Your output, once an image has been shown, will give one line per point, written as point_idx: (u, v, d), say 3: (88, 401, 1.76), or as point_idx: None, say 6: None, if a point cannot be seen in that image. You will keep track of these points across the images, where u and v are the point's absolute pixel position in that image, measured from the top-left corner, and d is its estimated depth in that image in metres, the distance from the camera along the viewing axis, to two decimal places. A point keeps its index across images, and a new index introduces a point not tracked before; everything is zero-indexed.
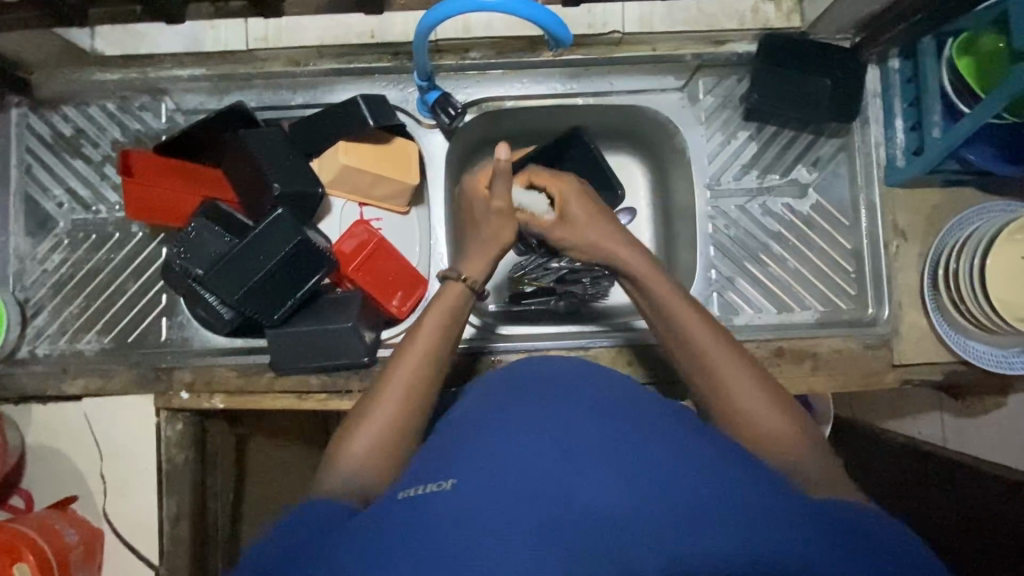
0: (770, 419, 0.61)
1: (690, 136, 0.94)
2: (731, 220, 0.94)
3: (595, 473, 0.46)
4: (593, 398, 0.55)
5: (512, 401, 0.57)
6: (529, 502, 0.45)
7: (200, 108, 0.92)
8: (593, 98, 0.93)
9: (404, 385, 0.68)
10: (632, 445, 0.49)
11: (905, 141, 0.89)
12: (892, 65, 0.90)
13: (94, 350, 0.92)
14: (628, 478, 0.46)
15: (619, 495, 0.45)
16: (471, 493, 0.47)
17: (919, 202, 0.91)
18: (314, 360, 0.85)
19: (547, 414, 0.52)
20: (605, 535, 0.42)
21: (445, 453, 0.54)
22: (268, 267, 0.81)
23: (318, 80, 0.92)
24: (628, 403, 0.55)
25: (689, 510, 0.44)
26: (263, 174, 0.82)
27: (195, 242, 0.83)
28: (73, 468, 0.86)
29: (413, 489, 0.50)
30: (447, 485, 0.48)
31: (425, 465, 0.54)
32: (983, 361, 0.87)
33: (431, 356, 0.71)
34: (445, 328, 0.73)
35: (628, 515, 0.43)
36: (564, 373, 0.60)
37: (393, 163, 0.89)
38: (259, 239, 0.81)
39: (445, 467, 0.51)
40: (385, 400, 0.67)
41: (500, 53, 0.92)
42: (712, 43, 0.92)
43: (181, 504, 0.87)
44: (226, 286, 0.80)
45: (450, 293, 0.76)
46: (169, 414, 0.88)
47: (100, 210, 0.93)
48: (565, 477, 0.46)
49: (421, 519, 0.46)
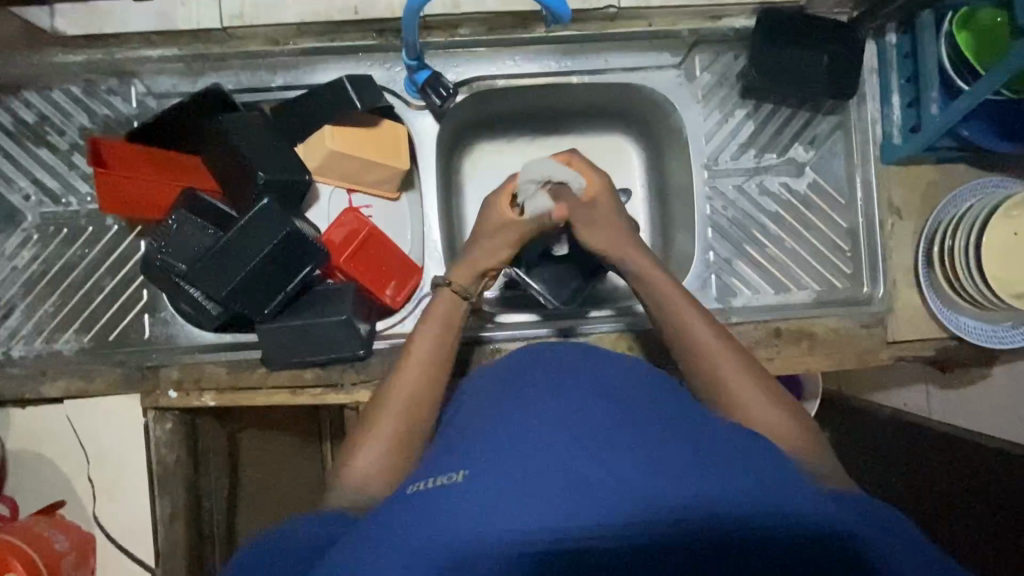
0: (780, 425, 0.60)
1: (687, 114, 0.92)
2: (728, 201, 0.93)
3: (613, 459, 0.45)
4: (601, 378, 0.55)
5: (519, 392, 0.54)
6: (547, 487, 0.44)
7: (173, 91, 0.87)
8: (588, 77, 0.90)
9: (410, 391, 0.67)
10: (649, 428, 0.48)
11: (902, 117, 0.88)
12: (889, 39, 0.89)
13: (73, 350, 0.88)
14: (645, 461, 0.45)
15: (634, 478, 0.44)
16: (487, 481, 0.45)
17: (914, 180, 0.90)
18: (308, 354, 0.82)
19: (557, 401, 0.51)
20: (621, 518, 0.42)
21: (453, 445, 0.52)
22: (256, 260, 0.77)
23: (298, 60, 0.87)
24: (634, 384, 0.55)
25: (703, 490, 0.44)
26: (245, 162, 0.78)
27: (175, 238, 0.78)
28: (59, 472, 0.83)
29: (423, 482, 0.48)
30: (458, 477, 0.46)
31: (435, 460, 0.52)
32: (973, 336, 0.88)
33: (433, 360, 0.70)
34: (441, 336, 0.72)
35: (648, 499, 0.43)
36: (569, 359, 0.58)
37: (381, 147, 0.85)
38: (246, 232, 0.77)
39: (456, 458, 0.49)
40: (386, 410, 0.65)
41: (491, 30, 0.88)
42: (709, 18, 0.90)
43: (175, 504, 0.85)
44: (213, 282, 0.77)
45: (443, 302, 0.76)
46: (156, 413, 0.85)
47: (71, 202, 0.88)
48: (582, 462, 0.45)
49: (436, 510, 0.44)
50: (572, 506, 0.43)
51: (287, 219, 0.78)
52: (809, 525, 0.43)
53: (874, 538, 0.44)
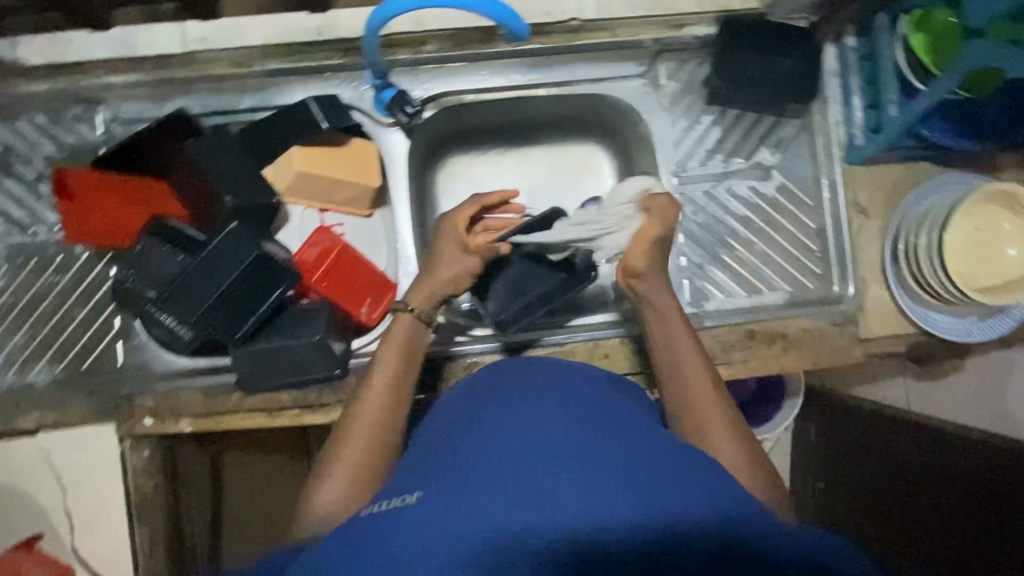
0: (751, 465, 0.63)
1: (654, 122, 0.93)
2: (698, 206, 0.94)
3: (560, 480, 0.45)
4: (562, 393, 0.55)
5: (478, 415, 0.55)
6: (494, 509, 0.44)
7: (139, 116, 0.86)
8: (556, 89, 0.92)
9: (374, 419, 0.68)
10: (601, 444, 0.48)
11: (864, 118, 0.90)
12: (848, 42, 0.90)
13: (46, 381, 0.87)
14: (593, 479, 0.45)
15: (587, 498, 0.44)
16: (438, 503, 0.45)
17: (879, 179, 0.92)
18: (281, 375, 0.82)
19: (513, 421, 0.51)
20: (573, 537, 0.42)
21: (414, 468, 0.52)
22: (227, 284, 0.78)
23: (266, 81, 0.87)
24: (594, 399, 0.55)
25: (651, 508, 0.44)
26: (212, 186, 0.78)
27: (144, 263, 0.79)
28: (34, 506, 0.82)
29: (378, 505, 0.49)
30: (413, 499, 0.47)
31: (395, 482, 0.52)
32: (942, 331, 0.89)
33: (393, 386, 0.71)
34: (402, 361, 0.73)
35: (599, 519, 0.43)
36: (533, 376, 0.58)
37: (351, 165, 0.86)
38: (216, 257, 0.78)
39: (413, 481, 0.49)
40: (351, 438, 0.67)
41: (456, 45, 0.89)
42: (671, 27, 0.91)
43: (155, 531, 0.84)
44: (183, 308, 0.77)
45: (401, 326, 0.75)
46: (133, 440, 0.85)
47: (39, 232, 0.87)
48: (530, 484, 0.45)
49: (386, 534, 0.45)
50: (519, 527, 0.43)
51: (256, 242, 0.79)
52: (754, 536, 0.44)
53: (824, 549, 0.46)
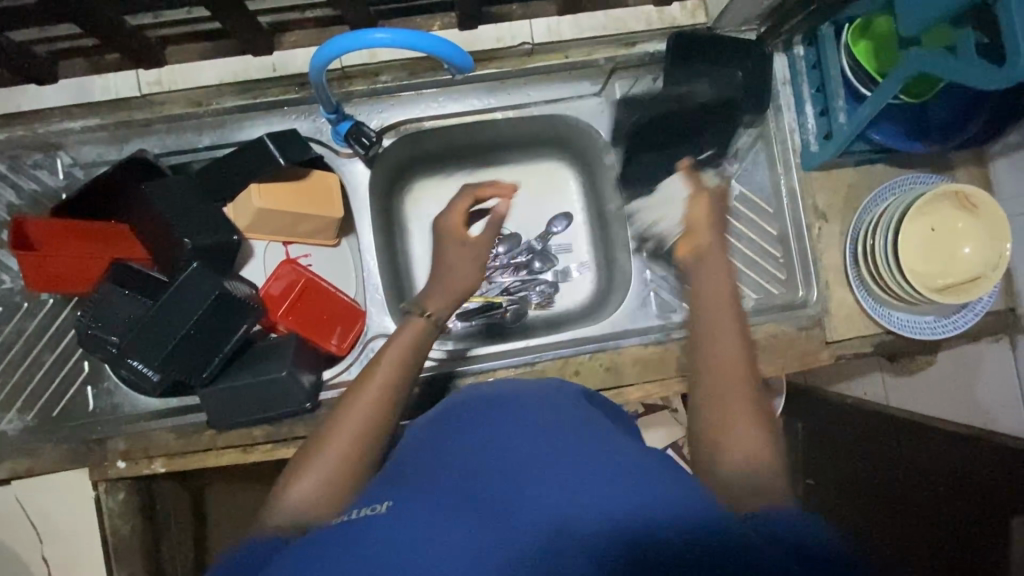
0: (747, 441, 0.54)
1: (612, 139, 0.94)
2: (661, 220, 0.95)
3: (531, 488, 0.45)
4: (546, 407, 0.55)
5: (457, 428, 0.54)
6: (464, 521, 0.43)
7: (99, 160, 0.87)
8: (511, 112, 0.93)
9: (368, 415, 0.63)
10: (577, 448, 0.48)
11: (816, 125, 0.91)
12: (797, 52, 0.92)
13: (16, 429, 0.86)
14: (566, 485, 0.45)
15: (558, 501, 0.44)
16: (408, 513, 0.45)
17: (835, 184, 0.94)
18: (247, 412, 0.83)
19: (490, 434, 0.51)
20: (542, 539, 0.42)
21: (385, 481, 0.51)
22: (187, 326, 0.77)
23: (223, 118, 0.88)
24: (573, 413, 0.54)
25: (624, 514, 0.43)
26: (171, 229, 0.79)
27: (106, 309, 0.79)
28: (9, 557, 0.82)
29: (348, 514, 0.47)
30: (382, 508, 0.46)
31: (367, 492, 0.51)
32: (905, 330, 0.91)
33: (391, 376, 0.67)
34: (405, 359, 0.69)
35: (568, 525, 0.42)
36: (513, 396, 0.58)
37: (313, 199, 0.86)
38: (175, 299, 0.77)
39: (383, 492, 0.49)
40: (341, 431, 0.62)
41: (411, 73, 0.90)
42: (623, 45, 0.93)
43: (134, 573, 0.84)
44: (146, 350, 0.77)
45: (411, 329, 0.72)
46: (107, 484, 0.85)
47: (3, 279, 0.87)
48: (504, 497, 0.45)
49: (352, 543, 0.44)
50: (489, 537, 0.42)
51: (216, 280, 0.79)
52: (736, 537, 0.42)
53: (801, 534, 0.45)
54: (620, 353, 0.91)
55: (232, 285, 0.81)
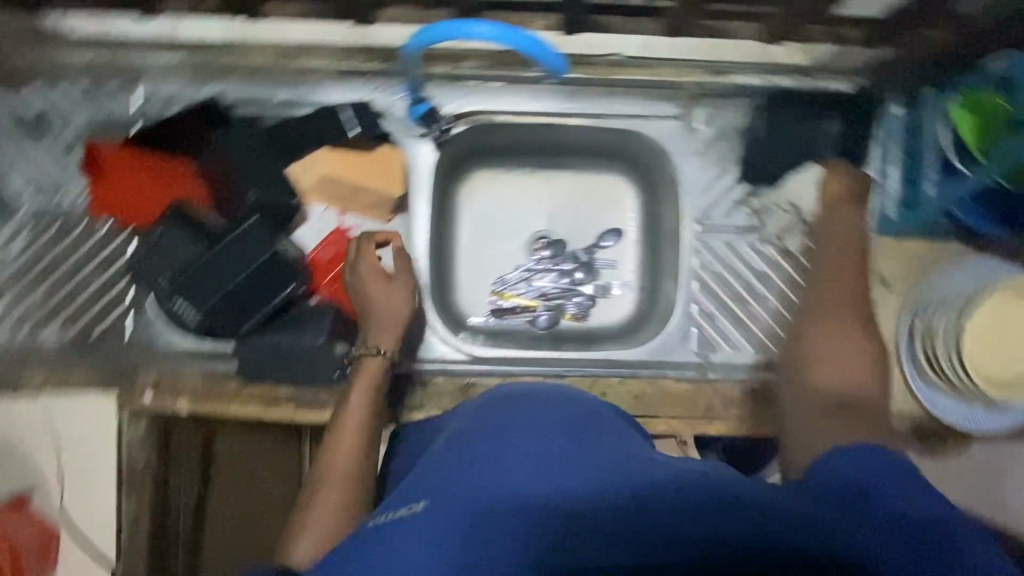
0: (855, 371, 0.77)
1: (682, 165, 0.93)
2: (717, 256, 0.94)
3: (561, 478, 0.48)
4: (556, 413, 0.59)
5: (466, 442, 0.57)
6: (501, 508, 0.46)
7: (177, 97, 0.88)
8: (589, 120, 0.91)
9: (348, 467, 0.70)
10: (587, 458, 0.50)
11: (898, 191, 0.88)
12: (892, 110, 0.88)
13: (57, 342, 0.89)
14: (582, 483, 0.47)
15: (578, 493, 0.46)
16: (432, 517, 0.48)
17: (904, 253, 0.91)
18: (282, 369, 0.85)
19: (500, 448, 0.53)
20: (567, 527, 0.44)
21: (417, 480, 0.55)
22: (238, 278, 0.81)
23: (303, 77, 0.88)
24: (585, 420, 0.58)
25: (654, 489, 0.46)
26: (236, 183, 0.84)
27: (165, 249, 0.82)
28: (29, 463, 0.84)
29: (382, 517, 0.52)
30: (416, 507, 0.50)
31: (390, 502, 0.55)
32: (948, 417, 0.87)
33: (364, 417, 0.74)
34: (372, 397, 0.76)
35: (590, 519, 0.44)
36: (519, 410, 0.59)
37: (378, 173, 0.86)
38: (231, 251, 0.81)
39: (420, 491, 0.52)
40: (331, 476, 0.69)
41: (495, 65, 0.88)
42: (714, 72, 0.89)
43: (139, 507, 0.84)
44: (195, 295, 0.81)
45: (370, 366, 0.78)
46: (131, 414, 0.85)
47: (66, 196, 0.89)
48: (536, 482, 0.48)
49: (393, 544, 0.47)
50: (527, 516, 0.45)
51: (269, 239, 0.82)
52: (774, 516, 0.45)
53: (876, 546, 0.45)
54: (650, 381, 0.90)
55: (286, 246, 0.84)
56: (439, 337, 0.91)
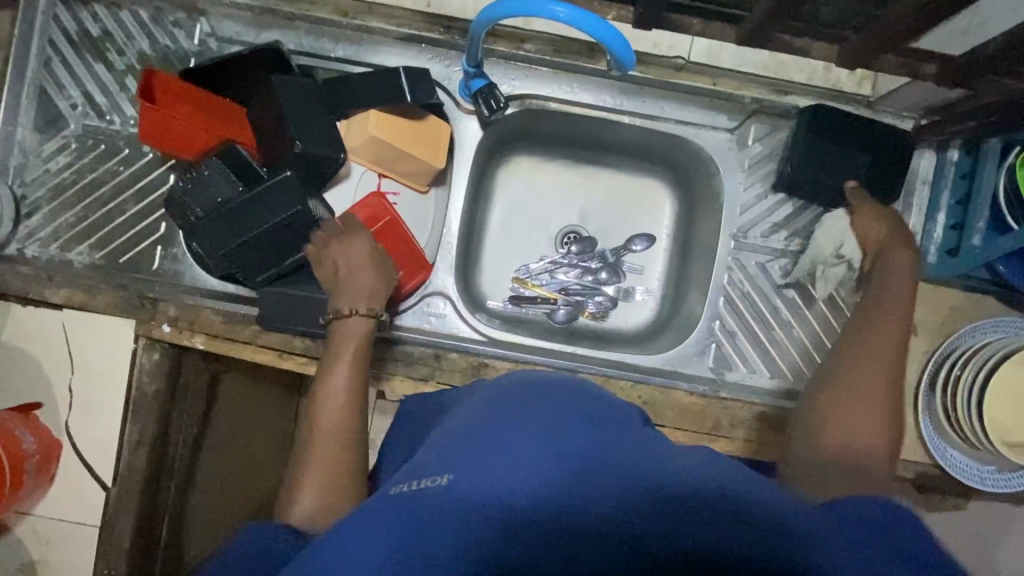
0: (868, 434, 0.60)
1: (728, 179, 0.91)
2: (748, 275, 0.92)
3: (603, 455, 0.46)
4: (583, 392, 0.56)
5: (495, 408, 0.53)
6: (527, 483, 0.44)
7: (236, 38, 0.88)
8: (640, 120, 0.90)
9: (336, 425, 0.68)
10: (622, 435, 0.48)
11: (942, 237, 0.86)
12: (950, 155, 0.87)
13: (83, 263, 0.90)
14: (625, 460, 0.45)
15: (617, 472, 0.44)
16: (466, 484, 0.45)
17: (938, 301, 0.89)
18: (293, 321, 0.84)
19: (530, 417, 0.50)
20: (611, 502, 0.42)
21: (438, 449, 0.52)
22: (266, 227, 0.79)
23: (363, 37, 0.88)
24: (610, 403, 0.55)
25: (685, 488, 0.43)
26: (286, 128, 0.80)
27: (201, 183, 0.81)
28: (43, 375, 0.86)
29: (404, 485, 0.48)
30: (442, 480, 0.47)
31: (417, 464, 0.52)
32: (955, 470, 0.87)
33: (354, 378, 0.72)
34: (360, 355, 0.74)
35: (637, 495, 0.42)
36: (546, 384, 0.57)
37: (423, 143, 0.86)
38: (265, 198, 0.79)
39: (439, 463, 0.49)
40: (319, 439, 0.67)
41: (556, 52, 0.88)
42: (774, 91, 0.89)
43: (144, 432, 0.87)
44: (220, 235, 0.79)
45: (353, 329, 0.75)
46: (147, 342, 0.87)
47: (114, 121, 0.90)
48: (578, 456, 0.45)
49: (419, 516, 0.44)
50: (555, 497, 0.43)
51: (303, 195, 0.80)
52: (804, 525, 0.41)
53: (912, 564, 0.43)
54: (660, 388, 0.89)
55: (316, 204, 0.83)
56: (457, 313, 0.91)
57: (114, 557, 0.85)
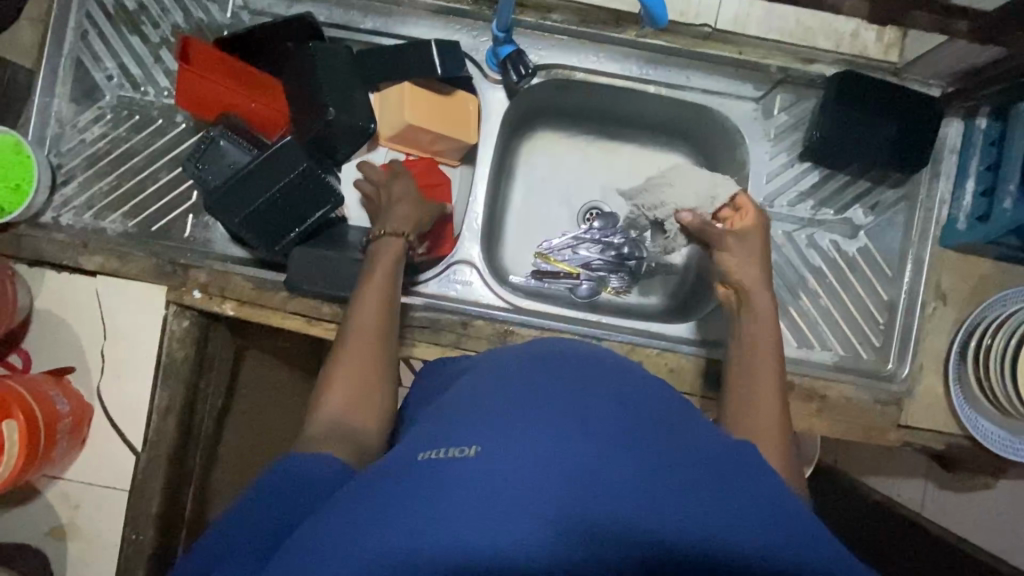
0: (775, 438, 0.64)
1: (754, 149, 0.91)
2: (775, 245, 0.92)
3: (635, 451, 0.44)
4: (618, 367, 0.53)
5: (529, 379, 0.51)
6: (552, 478, 0.43)
7: (267, 11, 0.90)
8: (666, 89, 0.90)
9: (368, 337, 0.71)
10: (660, 429, 0.47)
11: (972, 205, 0.86)
12: (978, 123, 0.86)
13: (116, 231, 0.91)
14: (657, 460, 0.44)
15: (648, 472, 0.43)
16: (496, 464, 0.44)
17: (967, 270, 0.88)
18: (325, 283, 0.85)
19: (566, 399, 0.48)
20: (633, 507, 0.42)
21: (466, 410, 0.50)
22: (277, 188, 0.83)
23: (392, 8, 0.89)
24: (645, 379, 0.52)
25: (713, 500, 0.43)
26: (319, 95, 0.81)
27: (216, 150, 0.84)
28: (75, 339, 0.87)
29: (434, 452, 0.47)
30: (471, 453, 0.45)
31: (445, 425, 0.50)
32: (988, 442, 0.84)
33: (386, 298, 0.74)
34: (393, 277, 0.76)
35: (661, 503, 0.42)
36: (583, 358, 0.54)
37: (452, 114, 0.88)
38: (270, 161, 0.83)
39: (466, 431, 0.48)
40: (353, 349, 0.70)
41: (583, 22, 0.89)
42: (801, 60, 0.89)
43: (173, 398, 0.87)
44: (235, 199, 0.82)
45: (387, 247, 0.78)
46: (177, 309, 0.87)
47: (148, 92, 0.92)
48: (610, 451, 0.44)
49: (443, 488, 0.43)
50: (583, 495, 0.42)
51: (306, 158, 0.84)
52: (807, 543, 0.43)
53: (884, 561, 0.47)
54: (683, 358, 0.89)
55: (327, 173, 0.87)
56: (479, 281, 0.91)
57: (141, 521, 0.85)
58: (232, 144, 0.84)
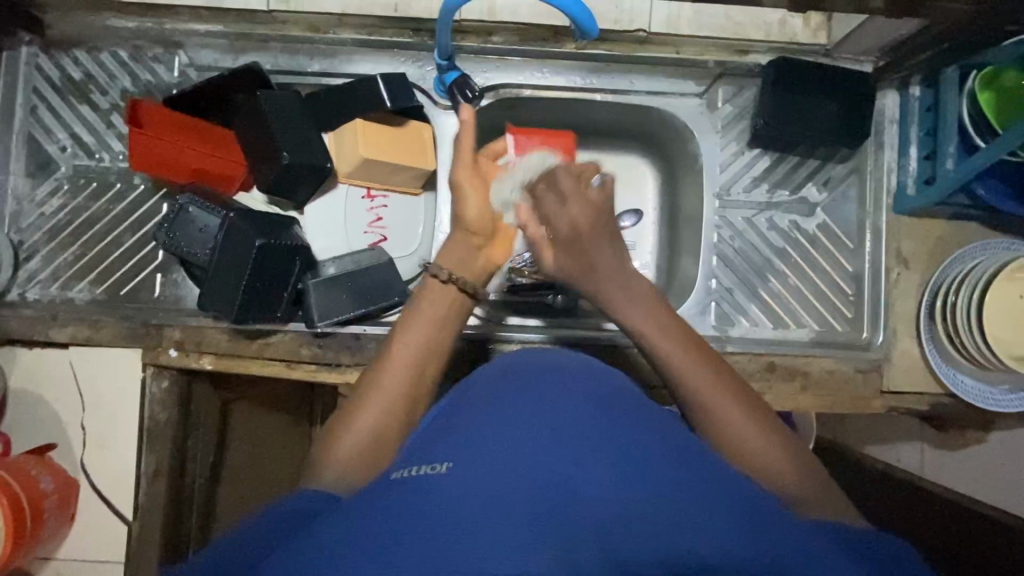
0: (761, 449, 0.59)
1: (704, 142, 0.94)
2: (736, 232, 0.94)
3: (593, 461, 0.47)
4: (582, 391, 0.56)
5: (496, 406, 0.55)
6: (520, 488, 0.44)
7: (214, 65, 0.91)
8: (613, 95, 0.93)
9: (396, 382, 0.65)
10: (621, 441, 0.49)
11: (918, 169, 0.90)
12: (912, 91, 0.90)
13: (85, 299, 0.91)
14: (617, 468, 0.46)
15: (608, 476, 0.45)
16: (464, 475, 0.46)
17: (923, 233, 0.91)
18: (319, 317, 0.87)
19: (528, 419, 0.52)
20: (594, 512, 0.43)
21: (439, 439, 0.53)
22: (246, 273, 0.82)
23: (336, 49, 0.91)
24: (616, 400, 0.56)
25: (671, 497, 0.44)
26: (273, 141, 0.83)
27: (180, 229, 0.83)
28: (53, 414, 0.85)
29: (406, 471, 0.49)
30: (442, 467, 0.48)
31: (419, 450, 0.53)
32: (967, 395, 0.87)
33: (421, 354, 0.68)
34: (432, 330, 0.70)
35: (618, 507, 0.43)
36: (553, 381, 0.58)
37: (406, 147, 0.88)
38: (228, 245, 0.82)
39: (439, 452, 0.50)
40: (374, 399, 0.64)
41: (521, 40, 0.92)
42: (736, 53, 0.93)
43: (160, 462, 0.87)
44: (213, 287, 0.83)
45: (432, 293, 0.72)
46: (154, 370, 0.87)
47: (103, 158, 0.92)
48: (569, 463, 0.46)
49: (412, 497, 0.45)
50: (544, 502, 0.43)
51: (264, 228, 0.83)
52: (766, 518, 0.45)
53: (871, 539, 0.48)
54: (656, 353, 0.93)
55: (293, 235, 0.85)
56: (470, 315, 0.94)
57: None
58: (201, 210, 0.83)
